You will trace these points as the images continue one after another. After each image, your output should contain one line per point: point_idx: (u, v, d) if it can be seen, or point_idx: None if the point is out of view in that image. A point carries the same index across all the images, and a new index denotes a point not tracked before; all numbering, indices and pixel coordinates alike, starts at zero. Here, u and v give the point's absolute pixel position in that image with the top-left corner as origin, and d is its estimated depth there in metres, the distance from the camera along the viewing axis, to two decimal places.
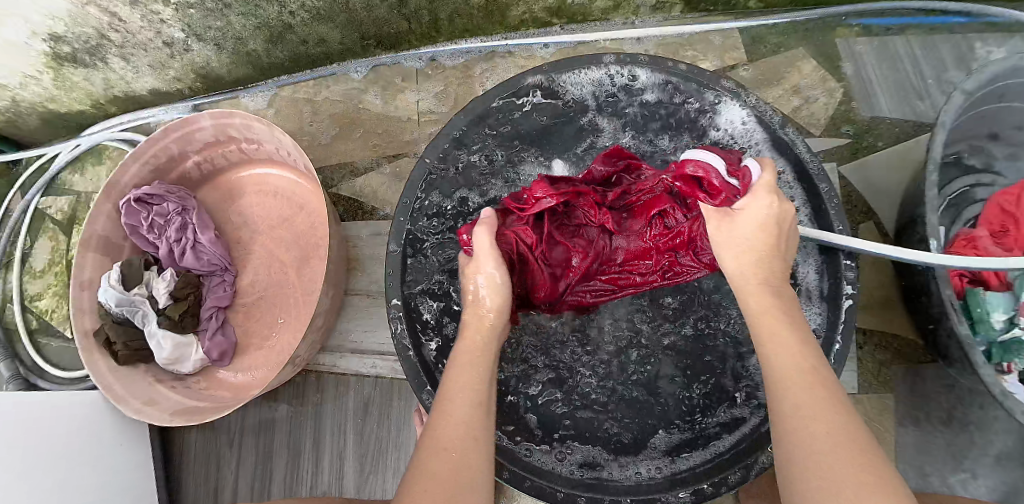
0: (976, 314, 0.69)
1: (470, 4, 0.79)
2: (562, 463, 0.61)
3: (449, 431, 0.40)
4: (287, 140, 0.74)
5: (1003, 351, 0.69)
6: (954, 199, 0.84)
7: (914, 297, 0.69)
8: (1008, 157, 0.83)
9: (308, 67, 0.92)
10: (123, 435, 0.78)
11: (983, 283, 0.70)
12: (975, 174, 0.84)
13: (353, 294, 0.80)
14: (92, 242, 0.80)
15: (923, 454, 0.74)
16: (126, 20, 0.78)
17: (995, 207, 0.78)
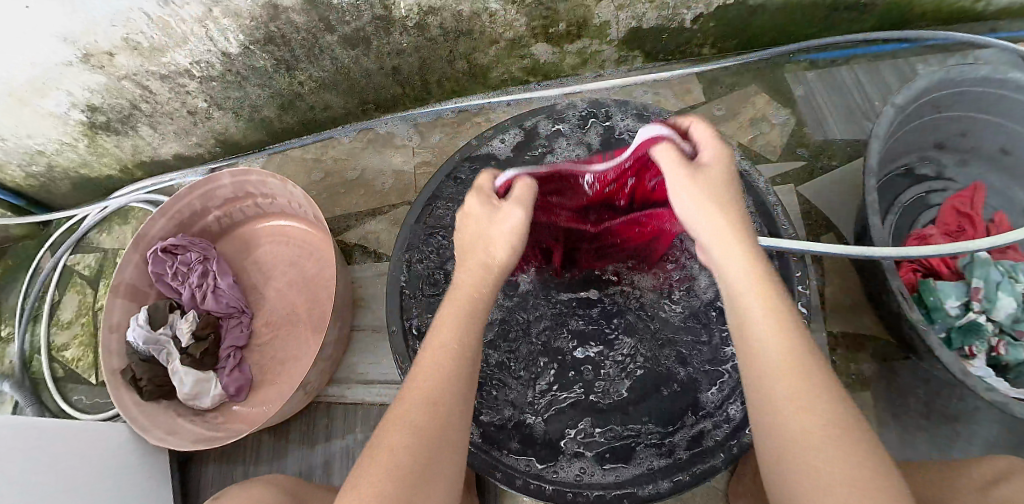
0: (932, 302, 0.76)
1: (456, 69, 0.91)
2: (551, 464, 0.63)
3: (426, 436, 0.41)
4: (298, 192, 0.84)
5: (963, 336, 0.74)
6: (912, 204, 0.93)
7: (878, 298, 0.78)
8: (958, 163, 0.93)
9: (314, 130, 1.03)
10: (145, 473, 0.84)
11: (936, 273, 0.79)
12: (928, 182, 0.93)
13: (360, 328, 0.87)
14: (121, 288, 0.89)
15: (906, 447, 0.79)
16: (156, 93, 0.90)
17: (951, 209, 0.88)
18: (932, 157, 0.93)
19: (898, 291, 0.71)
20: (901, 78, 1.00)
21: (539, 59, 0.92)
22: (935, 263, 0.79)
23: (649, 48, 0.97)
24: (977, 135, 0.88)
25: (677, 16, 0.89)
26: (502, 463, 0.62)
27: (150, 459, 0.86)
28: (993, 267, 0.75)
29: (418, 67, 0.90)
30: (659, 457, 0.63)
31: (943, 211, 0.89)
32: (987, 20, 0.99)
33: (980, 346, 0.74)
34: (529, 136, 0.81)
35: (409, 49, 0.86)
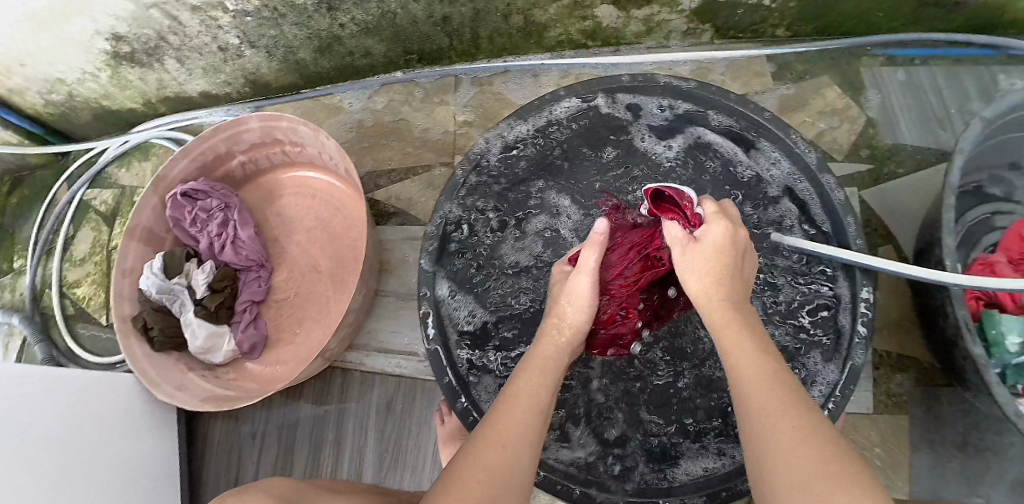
0: (992, 336, 0.69)
1: (511, 24, 0.83)
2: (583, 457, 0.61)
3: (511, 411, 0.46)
4: (331, 144, 0.77)
5: (1019, 374, 0.67)
6: (972, 226, 0.84)
7: (929, 321, 0.69)
8: None
9: (351, 78, 0.96)
10: (141, 423, 0.80)
11: (999, 305, 0.70)
12: (995, 203, 0.84)
13: (384, 295, 0.82)
14: (137, 232, 0.84)
15: (938, 478, 0.71)
16: (186, 25, 0.84)
17: (1015, 234, 0.77)
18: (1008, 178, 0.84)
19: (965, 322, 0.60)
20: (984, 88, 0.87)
21: (602, 23, 0.84)
22: (998, 293, 0.69)
23: (721, 23, 0.87)
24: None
25: None
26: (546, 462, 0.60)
27: (160, 407, 0.84)
28: None
29: (469, 19, 0.82)
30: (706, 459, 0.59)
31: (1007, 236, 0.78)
32: None
33: None
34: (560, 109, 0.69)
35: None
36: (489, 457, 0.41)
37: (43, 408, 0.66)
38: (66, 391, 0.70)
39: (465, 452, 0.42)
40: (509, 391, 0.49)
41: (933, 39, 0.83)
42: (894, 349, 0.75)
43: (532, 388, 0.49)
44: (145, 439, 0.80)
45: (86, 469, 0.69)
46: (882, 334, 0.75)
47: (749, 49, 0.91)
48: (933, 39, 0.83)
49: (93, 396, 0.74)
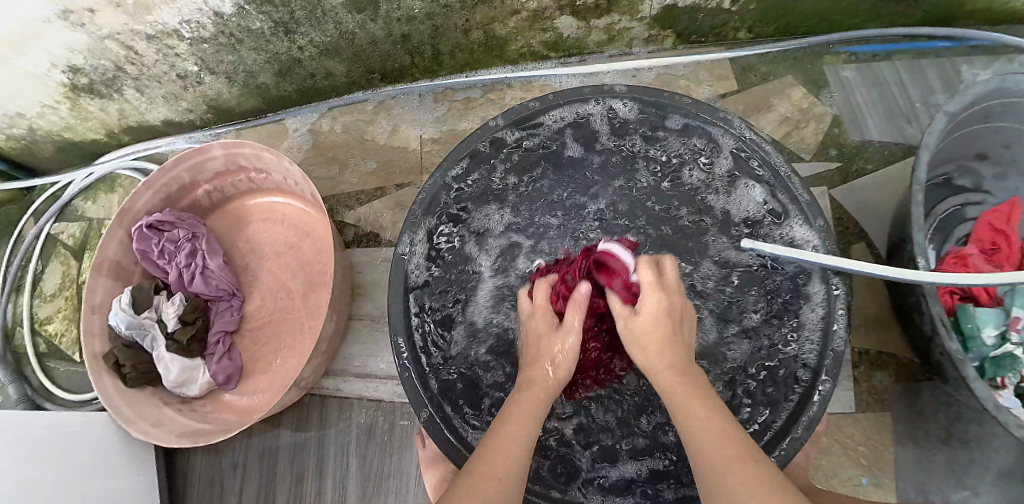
0: (968, 330, 0.69)
1: (471, 40, 0.83)
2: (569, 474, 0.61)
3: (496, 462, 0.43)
4: (295, 169, 0.77)
5: (996, 366, 0.68)
6: (944, 218, 0.85)
7: (905, 316, 0.69)
8: (997, 176, 0.84)
9: (314, 99, 0.95)
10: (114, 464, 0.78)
11: (974, 299, 0.71)
12: (964, 194, 0.86)
13: (357, 318, 0.82)
14: (104, 266, 0.83)
15: (924, 472, 0.70)
16: (141, 54, 0.82)
17: (985, 224, 0.78)
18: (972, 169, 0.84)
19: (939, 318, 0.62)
20: (945, 81, 0.88)
21: (563, 34, 0.84)
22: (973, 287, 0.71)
23: (682, 28, 0.87)
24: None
25: None
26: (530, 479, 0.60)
27: (138, 444, 0.83)
28: None
29: (429, 36, 0.82)
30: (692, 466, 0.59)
31: (977, 228, 0.79)
32: None
33: (1014, 378, 0.67)
34: (516, 130, 0.70)
35: (419, 18, 0.77)
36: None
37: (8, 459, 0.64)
38: (28, 434, 0.69)
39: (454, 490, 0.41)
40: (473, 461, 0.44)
41: (896, 34, 0.86)
42: (873, 347, 0.75)
43: (512, 435, 0.46)
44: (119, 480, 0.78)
45: None
46: (858, 332, 0.76)
47: (711, 51, 0.91)
48: (895, 34, 0.86)
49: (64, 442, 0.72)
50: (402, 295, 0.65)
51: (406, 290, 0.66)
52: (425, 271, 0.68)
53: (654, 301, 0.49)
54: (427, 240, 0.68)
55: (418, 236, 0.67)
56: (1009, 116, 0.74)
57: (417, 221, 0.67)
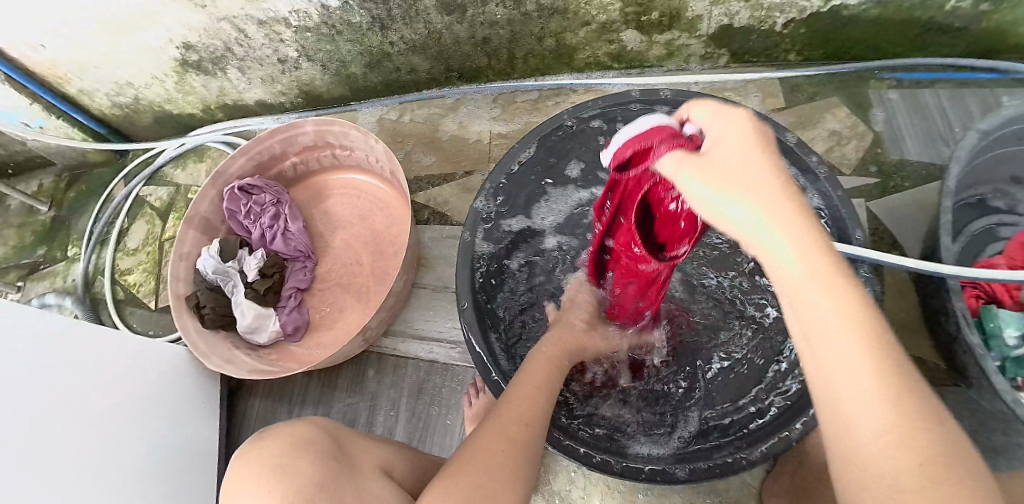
0: (990, 330, 0.79)
1: (544, 46, 0.92)
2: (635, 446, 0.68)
3: (509, 419, 0.54)
4: (379, 147, 0.86)
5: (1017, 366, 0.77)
6: (978, 234, 0.92)
7: (935, 317, 0.78)
8: None
9: (394, 92, 1.05)
10: (182, 400, 0.85)
11: (997, 302, 0.81)
12: (999, 215, 0.92)
13: (420, 287, 0.89)
14: (195, 220, 0.92)
15: None
16: (251, 37, 0.93)
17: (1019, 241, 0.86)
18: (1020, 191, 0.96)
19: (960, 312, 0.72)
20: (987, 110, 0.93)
21: (626, 47, 0.93)
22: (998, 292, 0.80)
23: (736, 48, 0.96)
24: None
25: (770, 18, 0.89)
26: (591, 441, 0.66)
27: (205, 386, 0.91)
28: None
29: (507, 40, 0.91)
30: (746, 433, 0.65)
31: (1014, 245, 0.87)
32: None
33: None
34: (570, 121, 0.77)
35: (501, 22, 0.87)
36: (484, 456, 0.50)
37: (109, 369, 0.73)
38: (125, 355, 0.77)
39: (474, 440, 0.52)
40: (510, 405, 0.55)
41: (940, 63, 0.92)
42: (901, 347, 0.82)
43: (528, 412, 0.55)
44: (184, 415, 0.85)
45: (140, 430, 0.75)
46: (889, 332, 0.83)
47: (762, 71, 0.99)
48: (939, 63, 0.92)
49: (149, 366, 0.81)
50: (469, 261, 0.72)
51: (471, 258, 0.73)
52: (487, 242, 0.76)
53: (725, 118, 0.38)
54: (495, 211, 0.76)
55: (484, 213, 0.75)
56: None
57: (485, 204, 0.75)
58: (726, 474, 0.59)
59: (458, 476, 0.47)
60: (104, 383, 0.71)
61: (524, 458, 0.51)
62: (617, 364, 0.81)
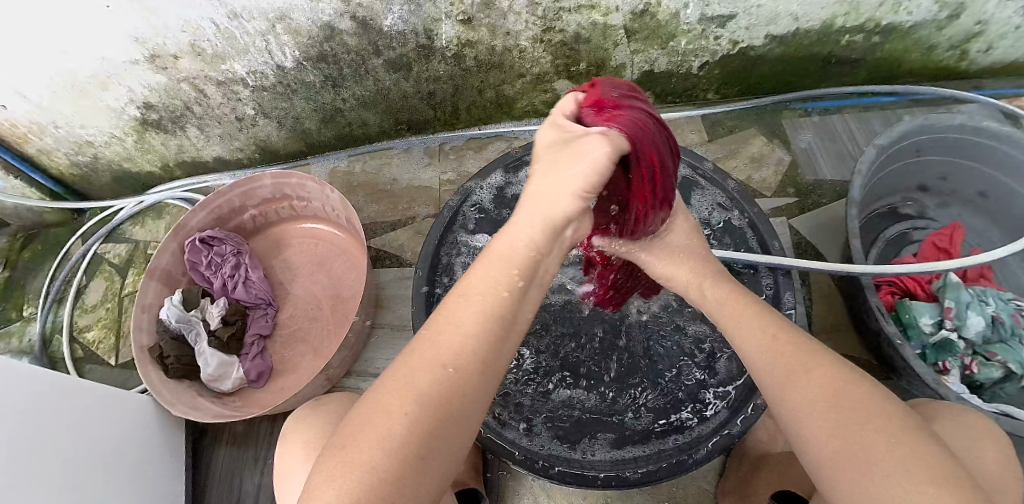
0: (908, 320, 0.92)
1: (484, 98, 1.01)
2: (594, 452, 0.75)
3: (416, 378, 0.41)
4: (335, 196, 0.92)
5: (937, 352, 0.90)
6: (897, 239, 1.11)
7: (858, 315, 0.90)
8: (939, 205, 1.14)
9: (347, 146, 1.12)
10: (136, 454, 0.85)
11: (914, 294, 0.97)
12: (913, 220, 1.12)
13: (379, 327, 0.94)
14: (156, 272, 0.95)
15: None
16: (210, 97, 0.99)
17: (932, 244, 1.04)
18: (915, 198, 1.13)
19: (875, 307, 0.84)
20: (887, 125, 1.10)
21: (560, 95, 1.02)
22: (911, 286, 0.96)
23: (658, 91, 1.08)
24: (955, 179, 1.08)
25: (686, 62, 1.00)
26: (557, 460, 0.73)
27: (165, 438, 0.93)
28: (962, 291, 0.91)
29: (451, 94, 1.00)
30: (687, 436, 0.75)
31: (925, 247, 1.05)
32: (965, 86, 1.08)
33: (951, 362, 0.88)
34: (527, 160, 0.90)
35: (444, 78, 0.96)
36: (384, 421, 0.40)
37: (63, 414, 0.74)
38: (91, 408, 0.80)
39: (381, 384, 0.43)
40: (421, 361, 0.42)
41: (840, 94, 1.07)
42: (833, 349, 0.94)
43: (419, 375, 0.42)
44: (137, 470, 0.85)
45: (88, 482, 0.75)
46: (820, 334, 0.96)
47: (684, 110, 1.12)
48: (844, 92, 1.07)
49: (105, 416, 0.82)
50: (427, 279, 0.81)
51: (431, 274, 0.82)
52: (452, 268, 0.85)
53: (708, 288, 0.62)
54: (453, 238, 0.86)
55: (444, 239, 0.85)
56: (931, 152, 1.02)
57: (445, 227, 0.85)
58: (678, 473, 0.69)
59: (356, 445, 0.39)
60: (71, 438, 0.74)
61: (454, 408, 0.41)
62: (571, 366, 0.85)
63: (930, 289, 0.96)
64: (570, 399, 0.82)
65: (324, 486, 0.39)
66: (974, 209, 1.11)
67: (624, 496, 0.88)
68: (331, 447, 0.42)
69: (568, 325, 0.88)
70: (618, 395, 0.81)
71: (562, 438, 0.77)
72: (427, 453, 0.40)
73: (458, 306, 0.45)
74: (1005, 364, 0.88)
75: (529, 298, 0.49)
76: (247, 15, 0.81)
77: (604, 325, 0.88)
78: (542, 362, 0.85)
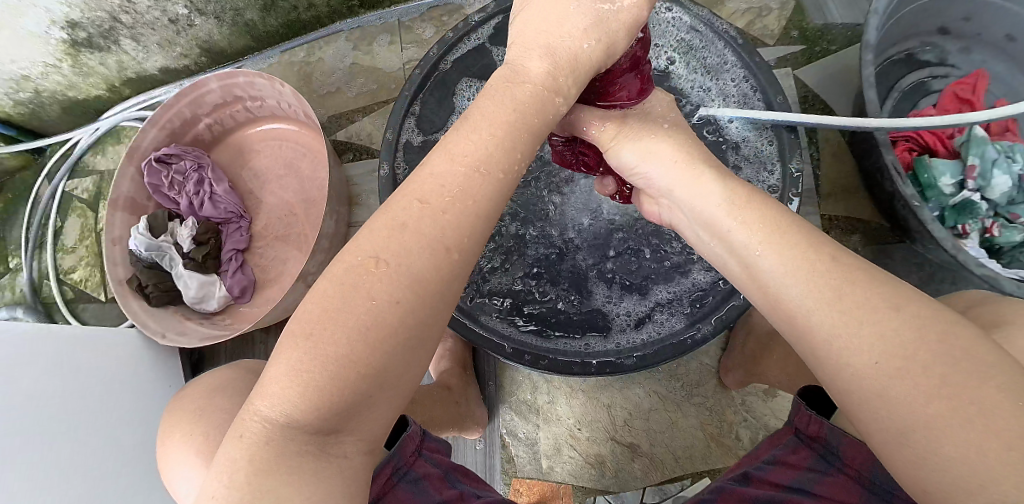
0: (927, 181, 0.83)
1: None
2: (587, 344, 0.71)
3: (375, 283, 0.33)
4: (287, 91, 0.83)
5: (957, 215, 0.82)
6: (910, 89, 0.99)
7: (870, 176, 0.83)
8: (962, 51, 0.99)
9: (299, 32, 1.01)
10: (134, 386, 0.84)
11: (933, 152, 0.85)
12: (931, 68, 0.99)
13: (357, 227, 0.90)
14: (119, 202, 0.88)
15: None
16: (135, 2, 0.87)
17: (952, 95, 0.93)
18: (934, 42, 0.99)
19: (891, 165, 0.75)
20: None
21: None
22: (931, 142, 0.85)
23: None
24: (982, 20, 0.94)
25: None
26: (549, 352, 0.69)
27: (162, 367, 0.92)
28: (989, 145, 0.80)
29: None
30: (684, 317, 0.70)
31: (944, 97, 0.94)
32: None
33: (971, 225, 0.81)
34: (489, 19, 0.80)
35: None
36: (363, 305, 0.32)
37: (41, 360, 0.71)
38: (67, 347, 0.76)
39: (340, 277, 0.33)
40: (402, 233, 0.34)
41: None
42: (841, 214, 0.91)
43: (382, 280, 0.33)
44: (137, 403, 0.83)
45: (88, 421, 0.73)
46: (830, 200, 0.92)
47: None
48: None
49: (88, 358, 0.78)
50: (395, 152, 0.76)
51: (395, 156, 0.76)
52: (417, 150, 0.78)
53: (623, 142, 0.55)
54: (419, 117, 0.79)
55: (407, 120, 0.77)
56: None
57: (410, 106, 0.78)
58: (679, 353, 0.65)
59: (306, 359, 0.32)
60: (55, 370, 0.72)
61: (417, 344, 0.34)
62: (559, 259, 0.79)
63: (951, 145, 0.84)
64: (557, 295, 0.77)
65: (287, 358, 0.33)
66: (1000, 55, 0.96)
67: (626, 378, 0.85)
68: (298, 318, 0.34)
69: (549, 212, 0.81)
70: (605, 285, 0.76)
71: (550, 335, 0.73)
72: (366, 406, 0.33)
73: (429, 195, 0.35)
74: None
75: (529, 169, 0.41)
76: None
77: (587, 209, 0.81)
78: (525, 261, 0.79)
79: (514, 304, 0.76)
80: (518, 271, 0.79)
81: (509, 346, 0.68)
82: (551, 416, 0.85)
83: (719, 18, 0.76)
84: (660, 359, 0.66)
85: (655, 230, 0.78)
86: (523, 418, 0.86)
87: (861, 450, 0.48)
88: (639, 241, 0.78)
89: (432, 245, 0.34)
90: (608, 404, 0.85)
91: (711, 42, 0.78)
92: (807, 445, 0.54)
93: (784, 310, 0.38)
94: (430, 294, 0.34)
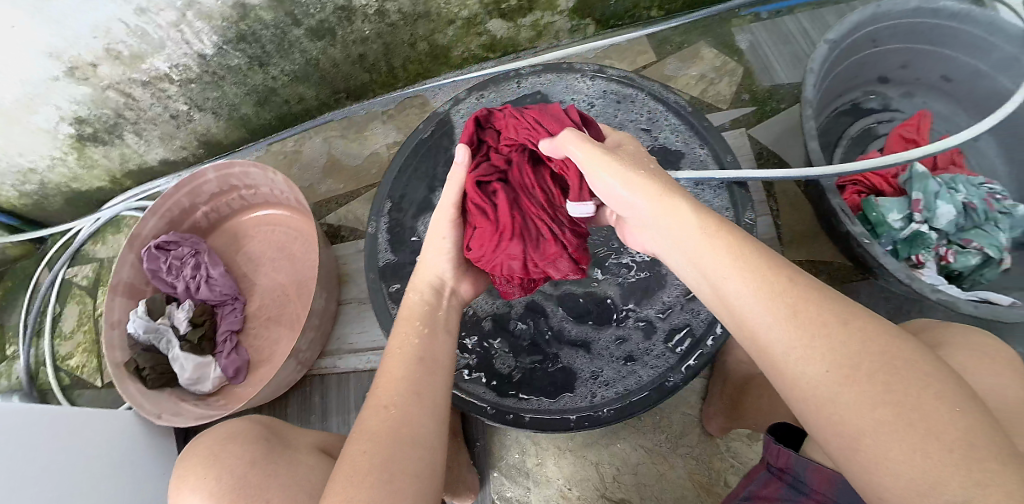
0: (875, 218, 0.88)
1: (418, 52, 0.97)
2: (567, 397, 0.74)
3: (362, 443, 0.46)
4: (279, 178, 0.89)
5: (909, 246, 0.87)
6: (861, 136, 1.07)
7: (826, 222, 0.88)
8: (904, 96, 1.08)
9: (290, 124, 1.09)
10: (128, 466, 0.84)
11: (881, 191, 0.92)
12: (877, 115, 1.08)
13: (346, 304, 0.94)
14: (119, 287, 0.92)
15: None
16: (139, 99, 0.94)
17: (898, 137, 1.00)
18: (877, 91, 1.08)
19: (839, 208, 0.81)
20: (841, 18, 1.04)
21: (496, 36, 0.97)
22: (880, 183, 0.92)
23: (599, 16, 1.00)
24: (916, 65, 1.02)
25: None
26: (532, 409, 0.73)
27: (155, 447, 0.93)
28: (929, 180, 0.87)
29: (382, 53, 0.95)
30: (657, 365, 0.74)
31: (892, 139, 1.01)
32: None
33: (923, 254, 0.86)
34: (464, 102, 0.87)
35: (371, 37, 0.91)
36: (363, 457, 0.45)
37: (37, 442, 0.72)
38: (63, 428, 0.77)
39: (344, 456, 0.46)
40: (360, 422, 0.49)
41: None
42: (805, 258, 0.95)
43: (365, 440, 0.46)
44: (128, 482, 0.83)
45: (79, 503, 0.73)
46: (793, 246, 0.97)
47: (630, 32, 1.04)
48: None
49: (82, 437, 0.79)
50: (378, 223, 0.81)
51: (377, 229, 0.80)
52: (400, 219, 0.82)
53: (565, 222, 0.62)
54: (400, 190, 0.83)
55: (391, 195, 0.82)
56: (890, 38, 0.96)
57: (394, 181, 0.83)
58: (652, 404, 0.69)
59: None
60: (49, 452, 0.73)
61: (414, 458, 0.46)
62: (539, 315, 0.82)
63: (896, 183, 0.91)
64: (537, 348, 0.80)
65: None
66: (939, 94, 1.06)
67: (613, 435, 0.87)
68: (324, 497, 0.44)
69: None
70: (584, 336, 0.80)
71: (533, 390, 0.76)
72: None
73: (387, 375, 0.52)
74: (982, 250, 0.85)
75: (440, 340, 0.57)
76: (155, 8, 0.76)
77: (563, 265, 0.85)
78: (507, 319, 0.82)
79: (495, 361, 0.79)
80: (500, 329, 0.82)
81: (492, 408, 0.72)
82: (542, 478, 0.86)
83: (668, 91, 0.84)
84: (635, 410, 0.70)
85: (628, 282, 0.83)
86: (515, 482, 0.86)
87: (825, 475, 0.51)
88: (615, 292, 0.82)
89: (393, 400, 0.49)
90: (598, 463, 0.86)
91: (666, 111, 0.84)
92: (778, 477, 0.57)
93: (747, 330, 0.42)
94: (408, 430, 0.47)
